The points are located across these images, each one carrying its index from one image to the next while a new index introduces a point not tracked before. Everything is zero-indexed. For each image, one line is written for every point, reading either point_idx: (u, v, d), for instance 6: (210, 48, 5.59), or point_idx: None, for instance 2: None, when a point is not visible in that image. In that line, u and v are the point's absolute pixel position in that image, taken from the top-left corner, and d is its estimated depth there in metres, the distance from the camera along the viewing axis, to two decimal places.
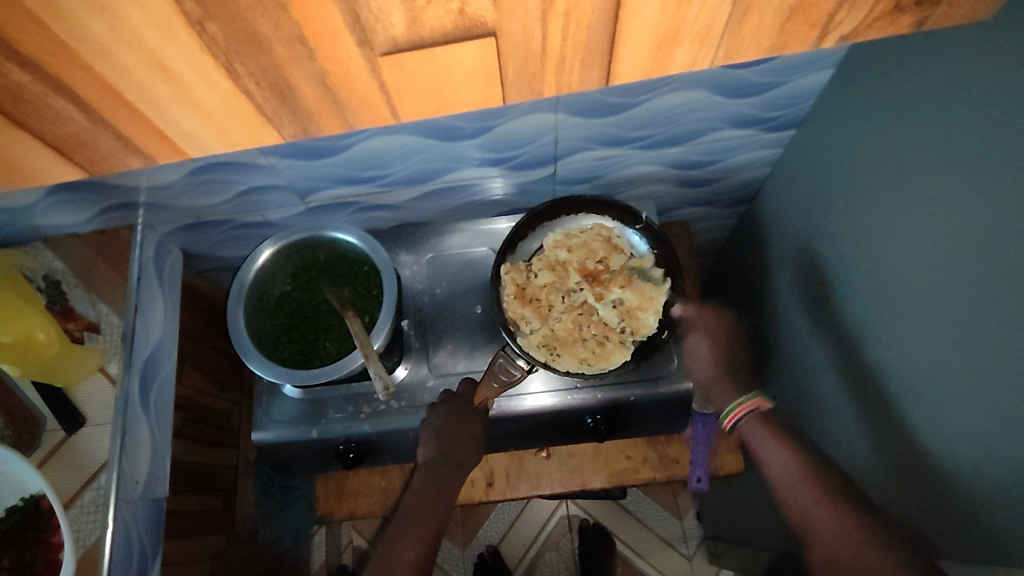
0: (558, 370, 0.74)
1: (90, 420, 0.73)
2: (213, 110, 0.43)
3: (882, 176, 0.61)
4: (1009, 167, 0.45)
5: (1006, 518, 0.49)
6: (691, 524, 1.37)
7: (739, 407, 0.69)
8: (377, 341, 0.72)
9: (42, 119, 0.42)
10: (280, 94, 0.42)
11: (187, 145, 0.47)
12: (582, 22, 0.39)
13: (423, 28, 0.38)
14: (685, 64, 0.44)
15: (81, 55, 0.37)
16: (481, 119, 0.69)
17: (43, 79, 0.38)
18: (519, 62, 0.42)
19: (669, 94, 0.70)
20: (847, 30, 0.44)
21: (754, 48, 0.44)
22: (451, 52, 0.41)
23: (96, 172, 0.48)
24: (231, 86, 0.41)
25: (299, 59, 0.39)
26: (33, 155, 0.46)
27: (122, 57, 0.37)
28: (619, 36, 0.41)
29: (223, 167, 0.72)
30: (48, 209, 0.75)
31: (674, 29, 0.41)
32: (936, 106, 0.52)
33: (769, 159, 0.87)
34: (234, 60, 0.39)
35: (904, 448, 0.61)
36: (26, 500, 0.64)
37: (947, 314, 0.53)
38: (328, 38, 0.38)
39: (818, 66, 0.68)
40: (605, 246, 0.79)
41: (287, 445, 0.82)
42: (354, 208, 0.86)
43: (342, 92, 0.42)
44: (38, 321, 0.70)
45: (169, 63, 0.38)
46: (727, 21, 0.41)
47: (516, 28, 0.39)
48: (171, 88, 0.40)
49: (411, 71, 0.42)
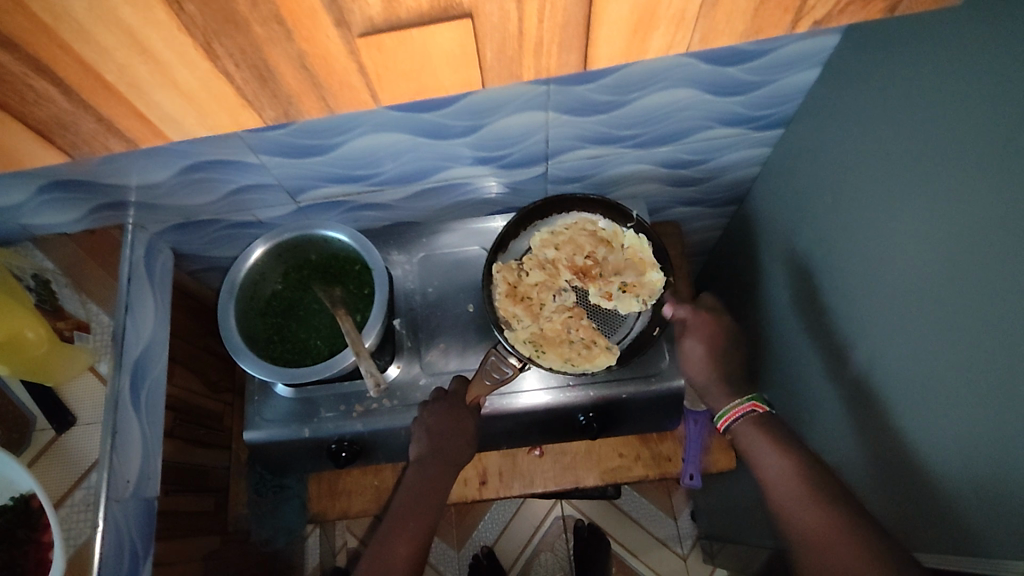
0: (541, 366, 0.74)
1: (79, 419, 0.72)
2: (195, 91, 0.43)
3: (867, 169, 0.61)
4: (990, 153, 0.46)
5: (994, 501, 0.49)
6: (685, 523, 1.37)
7: (732, 412, 0.68)
8: (369, 339, 0.72)
9: (22, 99, 0.42)
10: (258, 75, 0.42)
11: (168, 128, 0.47)
12: (557, 4, 0.39)
13: (400, 11, 0.39)
14: (661, 48, 0.45)
15: (61, 36, 0.37)
16: (471, 117, 0.69)
17: (25, 59, 0.38)
18: (497, 44, 0.42)
19: (659, 92, 0.70)
20: (820, 15, 0.44)
21: (730, 32, 0.45)
22: (429, 35, 0.41)
23: (79, 156, 0.48)
24: (211, 67, 0.41)
25: (277, 39, 0.39)
26: (16, 138, 0.46)
27: (101, 36, 0.38)
28: (594, 19, 0.41)
29: (214, 166, 0.72)
30: (38, 208, 0.75)
31: (649, 12, 0.41)
32: (919, 97, 0.53)
33: (758, 158, 0.87)
34: (213, 41, 0.39)
35: (892, 437, 0.62)
36: (16, 500, 0.64)
37: (932, 302, 0.54)
38: (306, 18, 0.38)
39: (805, 64, 0.68)
40: (592, 241, 0.80)
41: (278, 444, 0.82)
42: (346, 207, 0.87)
43: (322, 75, 0.43)
44: (27, 320, 0.69)
45: (148, 43, 0.38)
46: (701, 4, 0.42)
47: (492, 10, 0.39)
48: (152, 69, 0.40)
49: (389, 53, 0.42)
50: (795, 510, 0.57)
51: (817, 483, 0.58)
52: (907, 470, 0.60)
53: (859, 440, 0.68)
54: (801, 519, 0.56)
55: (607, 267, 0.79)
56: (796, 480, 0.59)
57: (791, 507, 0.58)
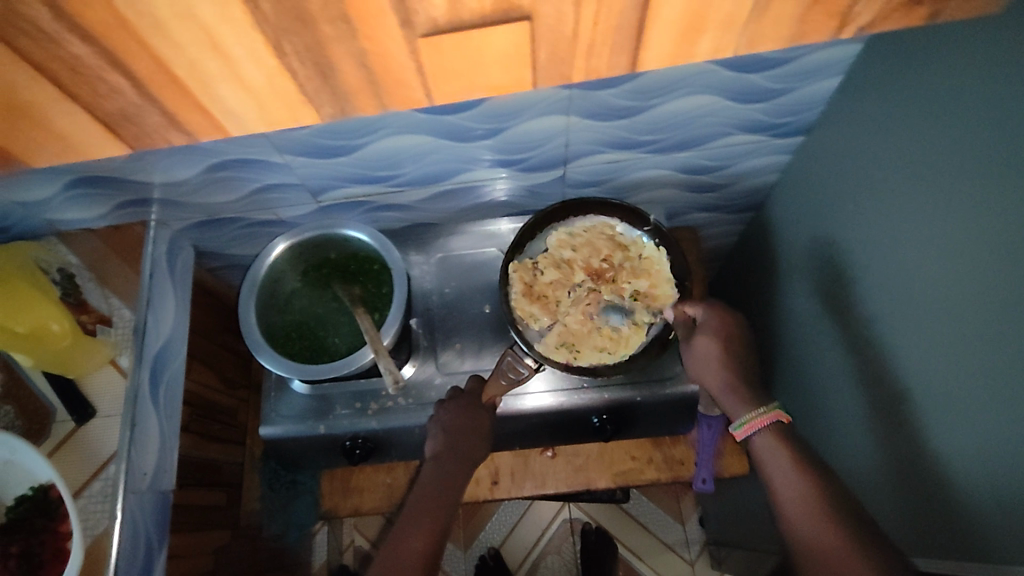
0: (580, 366, 0.75)
1: (99, 411, 0.73)
2: (258, 87, 0.44)
3: (888, 176, 0.62)
4: (1010, 163, 0.47)
5: (1011, 508, 0.49)
6: (693, 529, 1.37)
7: (753, 420, 0.63)
8: (387, 337, 0.73)
9: (94, 93, 0.42)
10: (321, 73, 0.43)
11: (229, 122, 0.47)
12: (613, 8, 0.40)
13: (462, 12, 0.40)
14: (708, 51, 0.46)
15: (138, 30, 0.38)
16: (493, 120, 0.70)
17: (101, 52, 0.39)
18: (551, 47, 0.43)
19: (682, 98, 0.71)
20: (867, 20, 0.44)
21: (776, 36, 0.45)
22: (486, 36, 0.42)
23: (139, 148, 0.48)
24: (277, 64, 0.42)
25: (342, 38, 0.40)
26: (79, 133, 0.46)
27: (177, 33, 0.38)
28: (648, 23, 0.42)
29: (240, 164, 0.73)
30: (63, 204, 0.76)
31: (700, 17, 0.42)
32: (940, 107, 0.53)
33: (778, 166, 0.88)
34: (282, 39, 0.40)
35: (908, 445, 0.61)
36: (37, 489, 0.65)
37: (953, 312, 0.54)
38: (372, 18, 0.39)
39: (828, 72, 0.69)
40: (610, 245, 0.81)
41: (294, 440, 0.82)
42: (366, 208, 0.87)
43: (380, 74, 0.44)
44: (53, 313, 0.72)
45: (221, 39, 0.39)
46: (752, 9, 0.42)
47: (550, 12, 0.40)
48: (220, 64, 0.41)
49: (447, 53, 0.43)
50: (799, 517, 0.56)
51: (829, 488, 0.56)
52: (925, 479, 0.60)
53: (874, 449, 0.68)
54: (808, 529, 0.54)
55: (620, 263, 0.80)
56: (797, 483, 0.57)
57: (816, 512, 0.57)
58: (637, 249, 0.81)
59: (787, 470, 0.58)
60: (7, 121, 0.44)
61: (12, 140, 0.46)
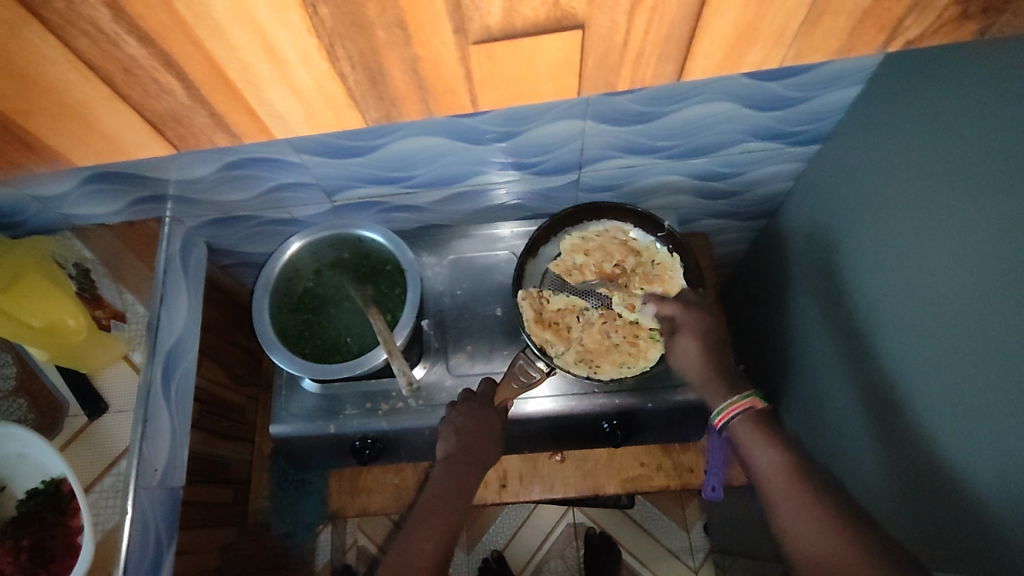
0: (602, 380, 0.75)
1: (112, 407, 0.74)
2: (307, 91, 0.44)
3: (903, 190, 0.62)
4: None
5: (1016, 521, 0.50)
6: (697, 536, 1.36)
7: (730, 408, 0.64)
8: (400, 338, 0.72)
9: (144, 93, 0.42)
10: (370, 78, 0.43)
11: (274, 125, 0.48)
12: (666, 18, 0.40)
13: (517, 19, 0.40)
14: (755, 62, 0.46)
15: (196, 32, 0.38)
16: (510, 124, 0.70)
17: (157, 54, 0.39)
18: (600, 55, 0.43)
19: (698, 105, 0.71)
20: (913, 35, 0.45)
21: (823, 49, 0.45)
22: (539, 44, 0.42)
23: (183, 148, 0.49)
24: (329, 68, 0.42)
25: (396, 43, 0.40)
26: (123, 131, 0.46)
27: (235, 34, 0.38)
28: (699, 33, 0.42)
29: (255, 163, 0.74)
30: (82, 198, 0.77)
31: (751, 27, 0.42)
32: (958, 122, 0.53)
33: (792, 174, 0.88)
34: (336, 43, 0.40)
35: (919, 459, 0.61)
36: (47, 483, 0.65)
37: (967, 325, 0.54)
38: (427, 25, 0.39)
39: (848, 81, 0.69)
40: (621, 249, 0.81)
41: (305, 439, 0.82)
42: (380, 208, 0.87)
43: (428, 80, 0.44)
44: (69, 308, 0.71)
45: (275, 43, 0.39)
46: (802, 21, 0.42)
47: (604, 21, 0.40)
48: (272, 67, 0.41)
49: (496, 60, 0.43)
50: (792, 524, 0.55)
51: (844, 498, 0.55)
52: (934, 494, 0.59)
53: (881, 460, 0.68)
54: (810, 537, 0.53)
55: (633, 268, 0.80)
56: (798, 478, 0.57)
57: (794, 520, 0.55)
58: (650, 257, 0.80)
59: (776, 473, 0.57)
60: (54, 118, 0.44)
61: (54, 134, 0.46)
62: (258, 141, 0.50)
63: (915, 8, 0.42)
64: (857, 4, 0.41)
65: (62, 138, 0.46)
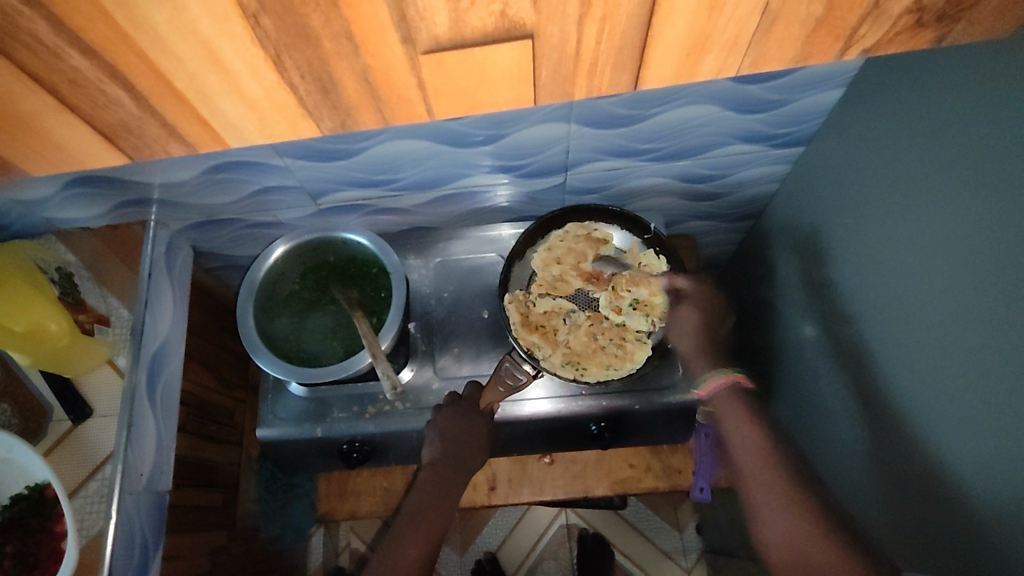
0: (588, 383, 0.75)
1: (96, 411, 0.73)
2: (259, 101, 0.44)
3: (885, 192, 0.61)
4: (1005, 180, 0.46)
5: (999, 529, 0.49)
6: (691, 536, 1.36)
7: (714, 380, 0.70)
8: (385, 342, 0.72)
9: (93, 104, 0.42)
10: (322, 88, 0.43)
11: (229, 135, 0.47)
12: (616, 28, 0.40)
13: (465, 28, 0.40)
14: (712, 71, 0.46)
15: (138, 43, 0.38)
16: (492, 127, 0.70)
17: (101, 65, 0.39)
18: (554, 64, 0.43)
19: (679, 108, 0.70)
20: (870, 43, 0.45)
21: (780, 58, 0.45)
22: (490, 53, 0.42)
23: (140, 158, 0.48)
24: (277, 78, 0.41)
25: (345, 54, 0.40)
26: (77, 141, 0.46)
27: (179, 47, 0.38)
28: (651, 42, 0.42)
29: (237, 166, 0.73)
30: (62, 203, 0.75)
31: (704, 37, 0.42)
32: (939, 124, 0.53)
33: (776, 176, 0.88)
34: (282, 53, 0.39)
35: (901, 459, 0.61)
36: (32, 488, 0.64)
37: (948, 329, 0.54)
38: (374, 35, 0.39)
39: (828, 85, 0.68)
40: (590, 246, 0.80)
41: (291, 444, 0.82)
42: (364, 210, 0.87)
43: (382, 89, 0.44)
44: (49, 312, 0.70)
45: (222, 54, 0.39)
46: (756, 29, 0.42)
47: (554, 31, 0.40)
48: (220, 78, 0.41)
49: (449, 70, 0.43)
50: (782, 504, 0.58)
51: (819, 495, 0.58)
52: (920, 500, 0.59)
53: (866, 461, 0.68)
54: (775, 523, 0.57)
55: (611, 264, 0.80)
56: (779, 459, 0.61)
57: (764, 510, 0.59)
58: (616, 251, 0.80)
59: (758, 463, 0.62)
60: (6, 132, 0.44)
61: (8, 144, 0.45)
62: (217, 150, 0.50)
63: (869, 17, 0.43)
64: (809, 14, 0.41)
65: (17, 147, 0.46)
